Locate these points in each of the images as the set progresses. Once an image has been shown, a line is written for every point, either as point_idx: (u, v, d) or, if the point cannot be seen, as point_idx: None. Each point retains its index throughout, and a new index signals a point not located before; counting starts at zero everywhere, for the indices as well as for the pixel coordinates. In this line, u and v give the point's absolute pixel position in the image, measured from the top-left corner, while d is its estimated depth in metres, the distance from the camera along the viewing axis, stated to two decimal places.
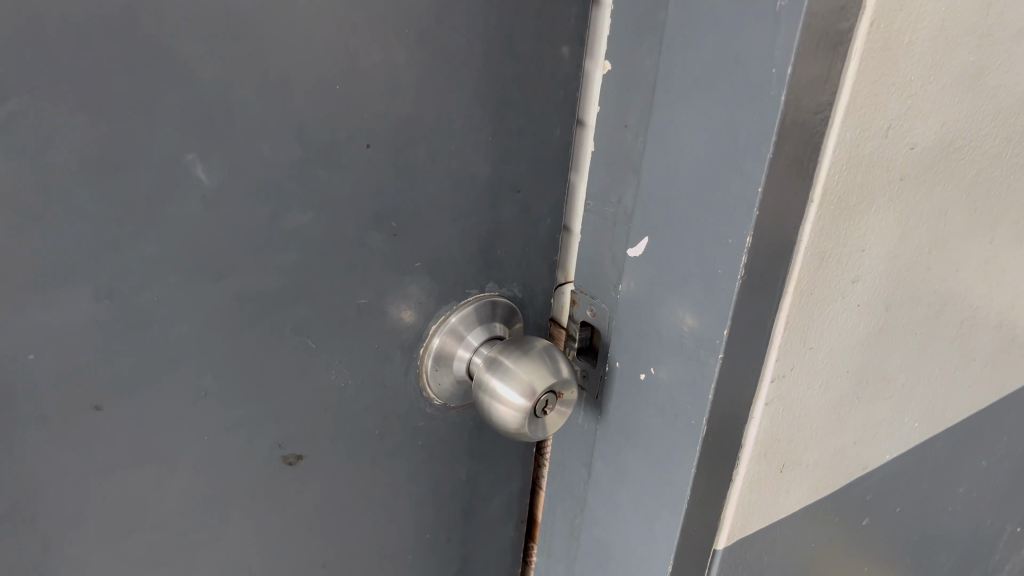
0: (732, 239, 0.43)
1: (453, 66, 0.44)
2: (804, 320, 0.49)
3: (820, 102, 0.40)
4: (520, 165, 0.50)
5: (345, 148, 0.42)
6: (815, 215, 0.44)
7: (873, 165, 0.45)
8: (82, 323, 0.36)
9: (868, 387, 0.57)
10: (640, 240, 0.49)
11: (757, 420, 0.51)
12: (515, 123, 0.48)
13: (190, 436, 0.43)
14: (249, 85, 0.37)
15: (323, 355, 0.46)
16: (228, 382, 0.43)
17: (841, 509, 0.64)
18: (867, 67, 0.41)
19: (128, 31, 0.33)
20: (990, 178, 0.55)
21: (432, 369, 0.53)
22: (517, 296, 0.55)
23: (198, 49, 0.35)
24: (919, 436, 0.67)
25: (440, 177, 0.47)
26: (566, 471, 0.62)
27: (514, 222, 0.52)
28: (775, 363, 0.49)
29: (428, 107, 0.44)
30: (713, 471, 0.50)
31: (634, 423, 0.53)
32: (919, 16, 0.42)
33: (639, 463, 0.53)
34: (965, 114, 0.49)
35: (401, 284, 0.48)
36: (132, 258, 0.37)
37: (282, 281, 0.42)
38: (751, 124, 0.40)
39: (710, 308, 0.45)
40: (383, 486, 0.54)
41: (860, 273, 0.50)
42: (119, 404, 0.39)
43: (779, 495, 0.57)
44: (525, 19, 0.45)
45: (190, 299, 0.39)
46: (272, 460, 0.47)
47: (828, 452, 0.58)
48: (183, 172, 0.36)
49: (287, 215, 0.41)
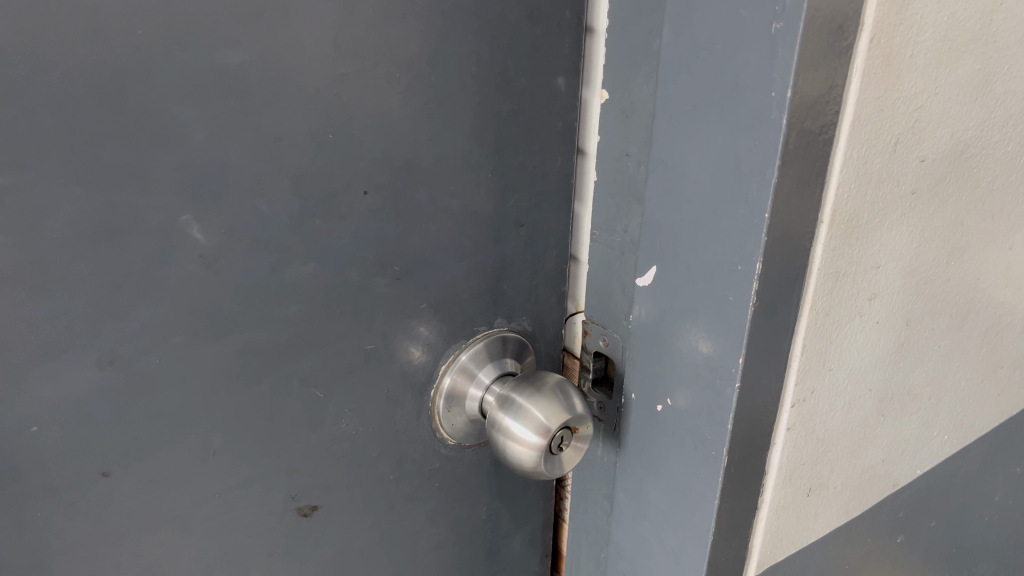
0: (742, 267, 0.42)
1: (448, 107, 0.43)
2: (822, 342, 0.47)
3: (823, 123, 0.39)
4: (522, 199, 0.49)
5: (342, 197, 0.41)
6: (826, 236, 0.43)
7: (882, 182, 0.44)
8: (85, 392, 0.36)
9: (893, 403, 0.56)
10: (648, 269, 0.48)
11: (779, 446, 0.50)
12: (515, 158, 0.48)
13: (201, 495, 0.42)
14: (241, 142, 0.36)
15: (332, 405, 0.46)
16: (237, 439, 0.42)
17: (873, 528, 0.63)
18: (870, 84, 0.40)
19: (115, 97, 0.32)
20: (1005, 184, 0.54)
21: (444, 410, 0.52)
22: (527, 330, 0.55)
23: (187, 110, 0.34)
24: (950, 449, 0.65)
25: (441, 218, 0.46)
26: (588, 504, 0.61)
27: (519, 257, 0.51)
28: (793, 387, 0.48)
29: (426, 150, 0.43)
30: (737, 500, 0.49)
31: (653, 454, 0.52)
32: (920, 28, 0.41)
33: (661, 495, 0.52)
34: (974, 122, 0.48)
35: (408, 327, 0.48)
36: (132, 322, 0.36)
37: (286, 334, 0.42)
38: (754, 149, 0.39)
39: (723, 337, 0.44)
40: (401, 531, 0.53)
41: (877, 290, 0.48)
42: (128, 469, 0.39)
43: (808, 519, 0.55)
44: (518, 54, 0.45)
45: (194, 358, 0.39)
46: (287, 513, 0.46)
47: (855, 473, 0.57)
48: (179, 234, 0.36)
49: (287, 267, 0.41)
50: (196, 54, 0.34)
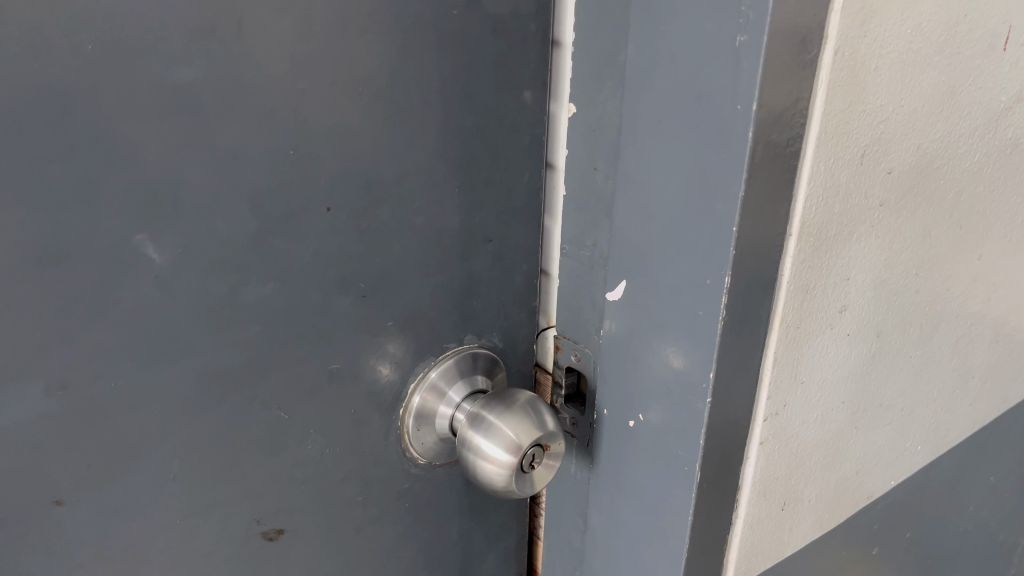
0: (710, 280, 0.41)
1: (411, 122, 0.43)
2: (793, 355, 0.47)
3: (789, 136, 0.39)
4: (489, 214, 0.49)
5: (303, 215, 0.40)
6: (795, 249, 0.43)
7: (850, 194, 0.44)
8: (33, 419, 0.35)
9: (867, 414, 0.56)
10: (617, 284, 0.48)
11: (752, 460, 0.49)
12: (481, 173, 0.47)
13: (159, 522, 0.41)
14: (195, 160, 0.36)
15: (296, 427, 0.45)
16: (196, 464, 0.41)
17: (848, 540, 0.62)
18: (835, 96, 0.40)
19: (61, 116, 0.31)
20: (973, 195, 0.54)
21: (413, 428, 0.51)
22: (498, 346, 0.54)
23: (138, 127, 0.33)
24: (923, 459, 0.65)
25: (406, 234, 0.45)
26: (562, 521, 0.60)
27: (488, 273, 0.51)
28: (765, 400, 0.47)
29: (389, 165, 0.43)
30: (710, 517, 0.49)
31: (625, 470, 0.51)
32: (883, 40, 0.41)
33: (634, 512, 0.52)
34: (941, 133, 0.48)
35: (375, 345, 0.47)
36: (83, 347, 0.35)
37: (246, 355, 0.41)
38: (720, 162, 0.39)
39: (693, 351, 0.44)
40: (371, 553, 0.52)
41: (847, 302, 0.48)
42: (80, 499, 0.37)
43: (783, 533, 0.55)
44: (482, 69, 0.44)
45: (149, 383, 0.38)
46: (251, 538, 0.45)
47: (829, 485, 0.56)
48: (132, 255, 0.35)
49: (247, 287, 0.40)
50: (145, 71, 0.33)
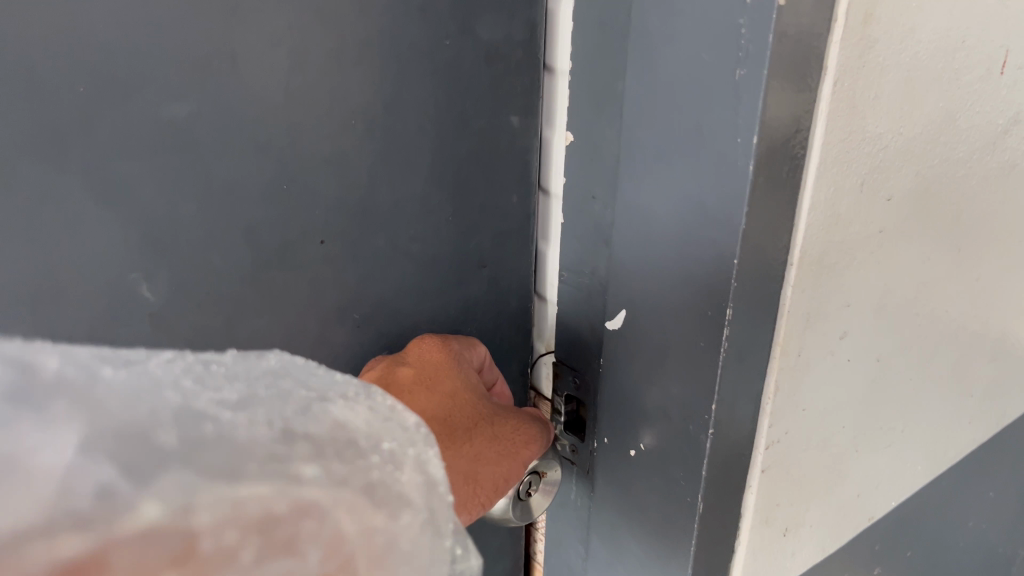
0: (711, 310, 0.41)
1: (407, 151, 0.42)
2: (794, 383, 0.47)
3: (790, 164, 0.39)
4: (485, 241, 0.49)
5: (297, 247, 0.40)
6: (795, 278, 0.43)
7: (850, 222, 0.44)
8: None
9: (867, 438, 0.55)
10: (616, 312, 0.47)
11: (754, 488, 0.49)
12: (477, 200, 0.47)
13: None
14: (189, 195, 0.35)
15: None
16: None
17: (849, 562, 0.62)
18: (835, 126, 0.40)
19: (53, 156, 0.31)
20: (970, 217, 0.54)
21: None
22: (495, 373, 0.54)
23: (132, 165, 0.33)
24: (923, 479, 0.65)
25: (402, 263, 0.45)
26: (561, 547, 0.60)
27: (484, 300, 0.50)
28: (767, 428, 0.47)
29: (385, 195, 0.42)
30: (712, 545, 0.48)
31: (625, 497, 0.51)
32: (884, 68, 0.40)
33: (635, 539, 0.51)
34: (939, 158, 0.48)
35: None
36: None
37: None
38: (720, 192, 0.39)
39: (694, 380, 0.43)
40: None
41: (847, 328, 0.48)
42: None
43: (785, 558, 0.55)
44: (477, 97, 0.44)
45: None
46: None
47: (831, 509, 0.56)
48: (127, 293, 0.35)
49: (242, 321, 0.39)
50: (139, 108, 0.32)
